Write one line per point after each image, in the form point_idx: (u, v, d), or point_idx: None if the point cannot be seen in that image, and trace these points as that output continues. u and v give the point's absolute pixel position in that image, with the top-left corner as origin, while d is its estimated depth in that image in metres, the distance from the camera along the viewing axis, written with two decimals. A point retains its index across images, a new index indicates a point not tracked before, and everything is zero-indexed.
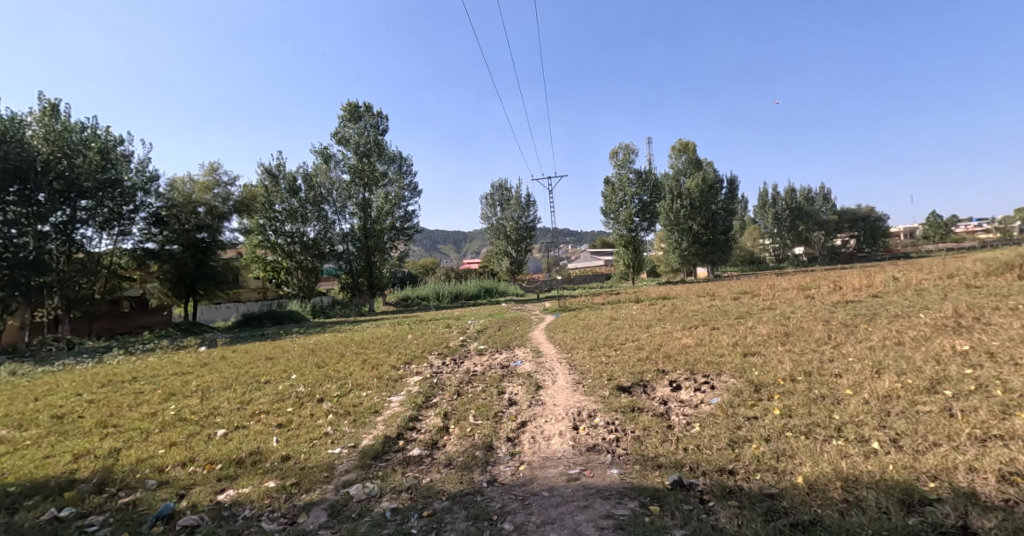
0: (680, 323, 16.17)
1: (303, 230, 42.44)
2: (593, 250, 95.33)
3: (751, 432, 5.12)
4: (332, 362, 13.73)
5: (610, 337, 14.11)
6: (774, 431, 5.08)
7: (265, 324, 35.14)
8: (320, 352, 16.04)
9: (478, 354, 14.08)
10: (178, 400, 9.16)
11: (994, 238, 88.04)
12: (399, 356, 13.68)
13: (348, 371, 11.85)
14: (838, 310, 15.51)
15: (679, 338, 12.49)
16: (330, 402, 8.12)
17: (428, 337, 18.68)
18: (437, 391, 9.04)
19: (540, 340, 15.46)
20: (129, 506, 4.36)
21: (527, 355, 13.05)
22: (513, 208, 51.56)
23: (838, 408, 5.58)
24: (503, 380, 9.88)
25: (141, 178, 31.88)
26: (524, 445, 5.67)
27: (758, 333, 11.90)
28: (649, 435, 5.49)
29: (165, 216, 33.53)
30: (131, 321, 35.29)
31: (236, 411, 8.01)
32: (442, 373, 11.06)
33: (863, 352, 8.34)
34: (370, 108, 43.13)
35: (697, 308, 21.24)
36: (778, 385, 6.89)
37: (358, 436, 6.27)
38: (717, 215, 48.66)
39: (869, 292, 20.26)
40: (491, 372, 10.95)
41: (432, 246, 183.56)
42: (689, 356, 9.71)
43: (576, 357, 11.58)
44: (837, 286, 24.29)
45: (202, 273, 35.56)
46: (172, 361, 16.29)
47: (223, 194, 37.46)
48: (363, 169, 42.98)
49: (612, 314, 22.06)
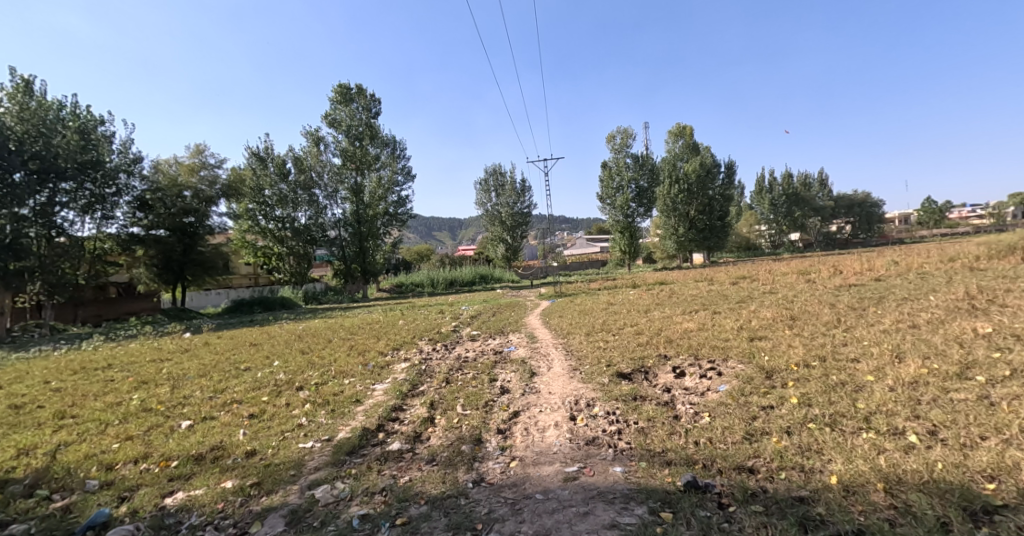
0: (680, 307, 15.72)
1: (294, 216, 41.60)
2: (589, 237, 94.91)
3: (768, 423, 4.60)
4: (318, 348, 13.17)
5: (608, 322, 13.64)
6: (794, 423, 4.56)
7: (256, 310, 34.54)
8: (308, 338, 15.51)
9: (470, 339, 13.56)
10: (148, 389, 8.60)
11: (987, 224, 88.17)
12: (388, 342, 13.16)
13: (333, 357, 11.33)
14: (842, 293, 15.06)
15: (680, 322, 12.02)
16: (308, 391, 7.57)
17: (421, 323, 18.18)
18: (425, 378, 8.54)
19: (535, 325, 14.97)
20: (58, 512, 3.80)
21: (521, 341, 12.51)
22: (508, 194, 50.78)
23: (862, 396, 5.06)
24: (495, 366, 9.39)
25: (124, 160, 31.23)
26: (516, 438, 5.13)
27: (762, 317, 11.41)
28: (654, 427, 4.96)
29: (150, 200, 32.43)
30: (119, 307, 34.52)
31: (207, 401, 7.43)
32: (431, 360, 10.53)
33: (878, 336, 7.84)
34: (362, 90, 42.02)
35: (696, 293, 20.74)
36: (790, 371, 6.38)
37: (334, 429, 5.71)
38: (714, 200, 48.00)
39: (871, 276, 19.81)
40: (483, 358, 10.40)
41: (427, 231, 182.16)
42: (691, 341, 9.19)
43: (573, 342, 11.08)
44: (836, 271, 23.83)
45: (189, 258, 34.97)
46: (154, 348, 15.72)
47: (210, 177, 37.30)
48: (356, 152, 42.05)
49: (609, 299, 21.55)
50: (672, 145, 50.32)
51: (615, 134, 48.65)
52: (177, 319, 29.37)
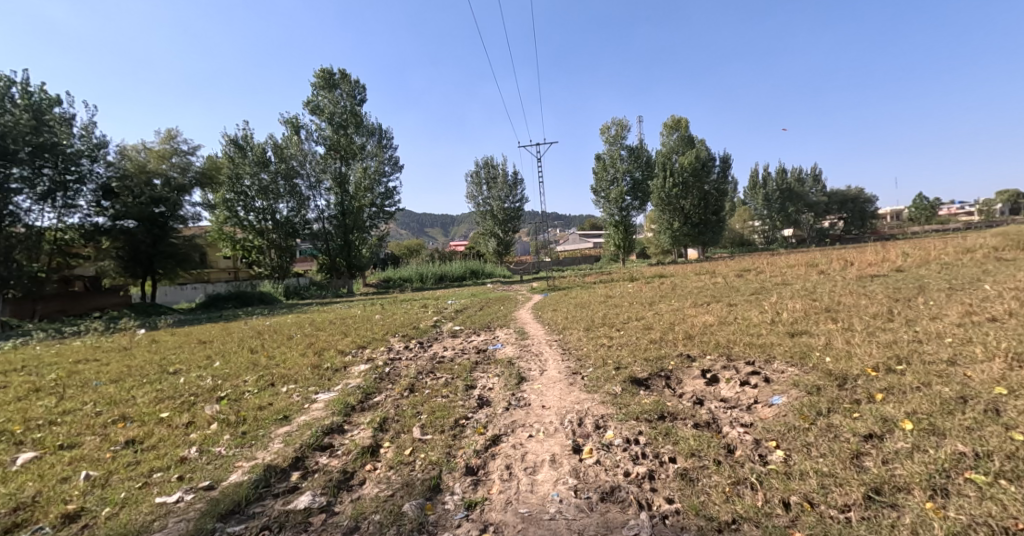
0: (688, 300, 14.07)
1: (275, 207, 39.60)
2: (581, 233, 93.43)
3: (900, 476, 2.97)
4: (272, 346, 11.29)
5: (608, 315, 12.00)
6: (939, 484, 2.87)
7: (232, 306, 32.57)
8: (268, 334, 13.65)
9: (451, 336, 11.75)
10: (31, 400, 6.77)
11: (976, 221, 87.89)
12: (354, 339, 11.34)
13: (284, 357, 9.49)
14: (870, 284, 13.39)
15: (695, 316, 10.30)
16: (221, 405, 5.72)
17: (399, 318, 16.34)
18: (385, 384, 6.77)
19: (525, 320, 13.21)
20: None
21: (509, 337, 10.76)
22: (500, 187, 48.95)
23: (1014, 420, 3.37)
24: (475, 368, 7.64)
25: (87, 145, 29.02)
26: (492, 486, 3.40)
27: (792, 309, 9.71)
28: (706, 472, 3.23)
29: (115, 187, 30.67)
30: (85, 302, 31.62)
31: (87, 418, 5.60)
32: (400, 360, 8.75)
33: (960, 331, 6.17)
34: (345, 76, 39.84)
35: (700, 286, 19.07)
36: (871, 378, 4.63)
37: (228, 466, 3.90)
38: (709, 194, 46.22)
39: (889, 267, 18.16)
40: (462, 359, 8.62)
41: (418, 226, 179.64)
42: (717, 337, 7.49)
43: (570, 339, 9.31)
44: (847, 262, 22.20)
45: (159, 250, 32.34)
46: (91, 346, 13.76)
47: (183, 163, 34.80)
48: (340, 141, 39.86)
49: (606, 292, 19.84)
50: (667, 137, 48.57)
51: (609, 125, 47.04)
52: (145, 315, 27.49)
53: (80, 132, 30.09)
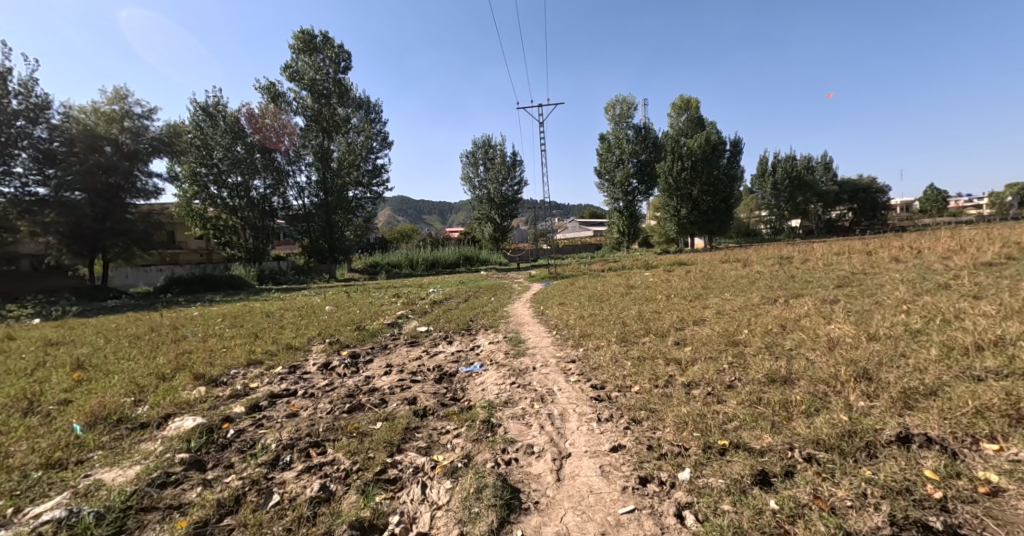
0: (750, 295, 10.10)
1: (250, 184, 35.29)
2: (583, 222, 88.81)
3: None
4: (122, 358, 7.14)
5: (647, 315, 8.03)
6: None
7: (198, 291, 28.39)
8: (152, 336, 9.48)
9: (409, 344, 7.70)
10: None
11: (990, 213, 82.69)
12: (258, 351, 7.28)
13: (105, 384, 5.45)
14: (1013, 275, 9.28)
15: (803, 323, 6.26)
16: None
17: (358, 311, 12.35)
18: (182, 496, 2.83)
19: (523, 319, 9.24)
20: None
21: (497, 348, 6.82)
22: (497, 168, 44.71)
23: None
24: (413, 435, 3.67)
25: (25, 105, 23.39)
26: None
27: (979, 311, 5.69)
28: None
29: (59, 155, 23.84)
30: (31, 283, 26.68)
31: None
32: (292, 402, 4.74)
33: None
34: (328, 39, 35.06)
35: (740, 277, 14.97)
36: None
37: None
38: (720, 180, 40.82)
39: (990, 253, 13.89)
40: (403, 400, 4.63)
41: (416, 212, 174.71)
42: (942, 377, 3.49)
43: (602, 362, 5.32)
44: (911, 250, 17.98)
45: (107, 227, 24.88)
46: None
47: (136, 129, 26.33)
48: (321, 112, 35.08)
49: (624, 282, 15.80)
50: (674, 119, 43.77)
51: (614, 102, 42.57)
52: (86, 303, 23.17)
53: (18, 90, 25.16)
